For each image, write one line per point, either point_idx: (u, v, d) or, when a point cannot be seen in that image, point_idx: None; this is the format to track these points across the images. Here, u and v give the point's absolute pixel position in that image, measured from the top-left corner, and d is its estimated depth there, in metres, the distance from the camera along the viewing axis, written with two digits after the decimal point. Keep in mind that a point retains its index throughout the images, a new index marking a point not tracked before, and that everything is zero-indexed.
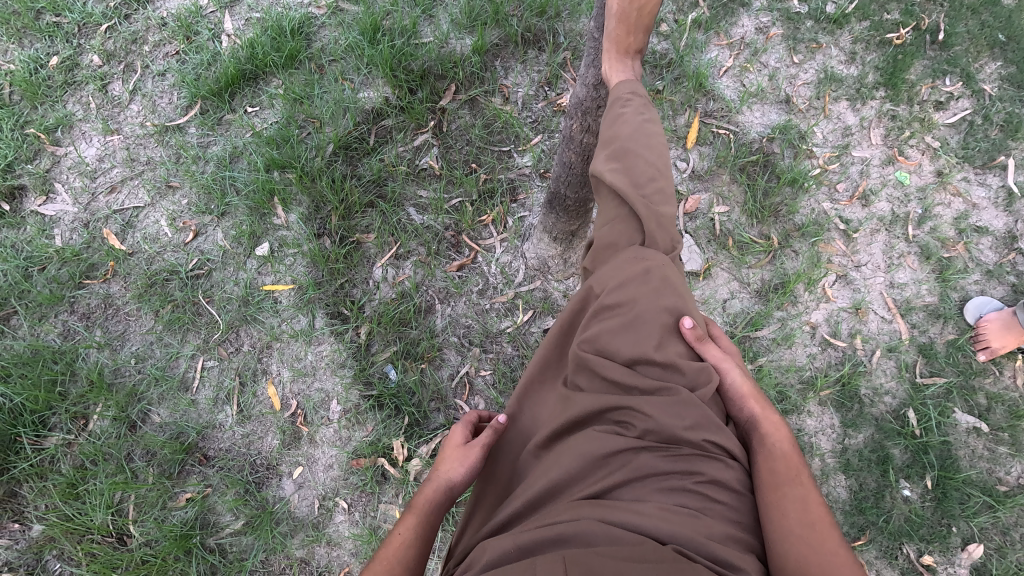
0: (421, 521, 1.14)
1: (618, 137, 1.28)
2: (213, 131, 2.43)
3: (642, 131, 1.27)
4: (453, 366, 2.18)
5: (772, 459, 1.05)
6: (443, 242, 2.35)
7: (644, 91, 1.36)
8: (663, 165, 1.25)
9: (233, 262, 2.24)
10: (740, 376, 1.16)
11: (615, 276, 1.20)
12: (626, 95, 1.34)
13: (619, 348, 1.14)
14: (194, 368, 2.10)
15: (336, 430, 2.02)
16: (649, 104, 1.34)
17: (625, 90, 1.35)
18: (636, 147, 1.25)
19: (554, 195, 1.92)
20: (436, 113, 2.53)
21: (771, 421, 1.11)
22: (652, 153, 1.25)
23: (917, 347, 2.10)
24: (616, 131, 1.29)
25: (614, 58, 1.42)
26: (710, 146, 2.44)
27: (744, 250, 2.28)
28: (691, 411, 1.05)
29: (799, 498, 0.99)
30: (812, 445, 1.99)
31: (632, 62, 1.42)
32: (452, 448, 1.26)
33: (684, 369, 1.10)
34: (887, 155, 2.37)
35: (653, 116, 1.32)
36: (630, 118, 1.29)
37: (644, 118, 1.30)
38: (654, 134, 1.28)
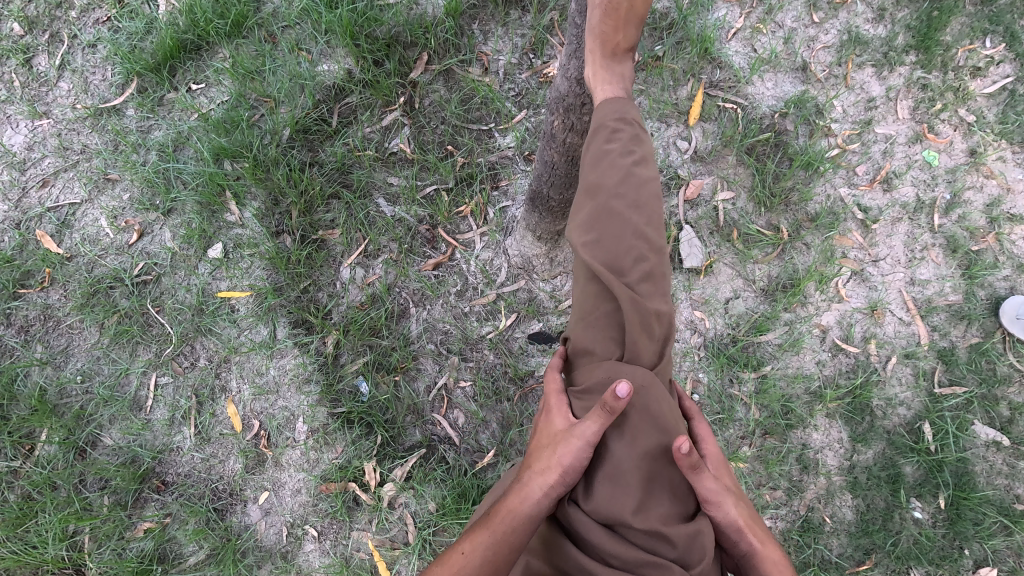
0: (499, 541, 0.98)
1: (601, 197, 1.14)
2: (154, 114, 2.14)
3: (629, 188, 1.12)
4: (429, 377, 2.00)
5: None
6: (417, 237, 2.12)
7: (634, 116, 1.19)
8: (653, 241, 1.11)
9: (184, 266, 2.02)
10: (737, 509, 1.02)
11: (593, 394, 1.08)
12: (612, 123, 1.17)
13: (598, 505, 0.99)
14: (147, 386, 1.93)
15: (303, 453, 1.87)
16: (642, 137, 1.17)
17: (612, 117, 1.18)
18: (620, 213, 1.11)
19: (536, 194, 1.67)
20: (406, 88, 2.24)
21: (769, 558, 1.03)
22: (641, 222, 1.11)
23: (937, 353, 1.91)
24: (601, 184, 1.14)
25: (599, 63, 1.22)
26: (715, 122, 2.16)
27: (749, 243, 2.05)
28: None
29: None
30: (818, 462, 1.84)
31: (619, 70, 1.23)
32: (551, 437, 1.07)
33: (673, 540, 0.95)
34: (915, 131, 2.10)
35: (647, 163, 1.15)
36: (615, 165, 1.13)
37: (632, 161, 1.13)
38: (645, 187, 1.13)
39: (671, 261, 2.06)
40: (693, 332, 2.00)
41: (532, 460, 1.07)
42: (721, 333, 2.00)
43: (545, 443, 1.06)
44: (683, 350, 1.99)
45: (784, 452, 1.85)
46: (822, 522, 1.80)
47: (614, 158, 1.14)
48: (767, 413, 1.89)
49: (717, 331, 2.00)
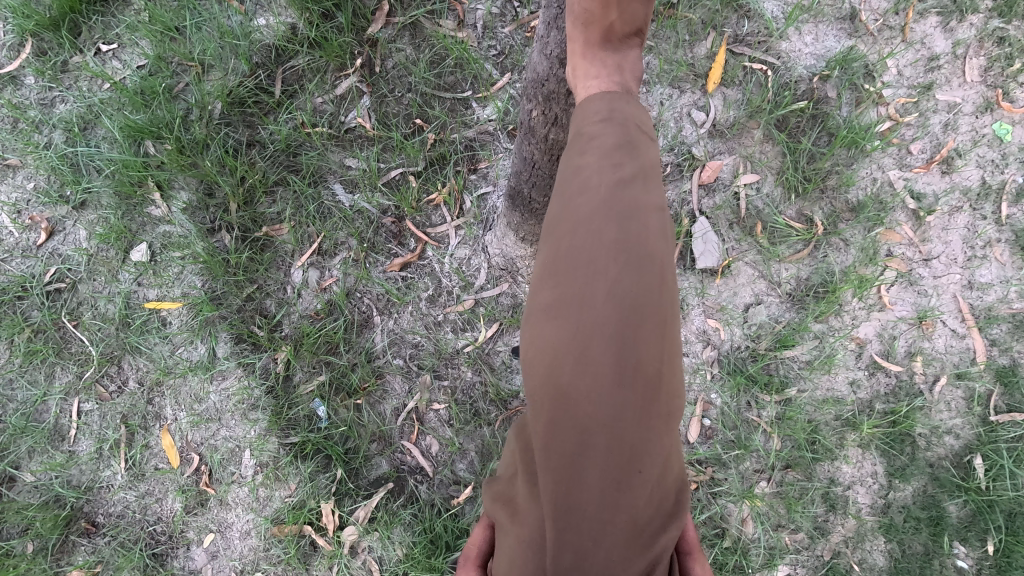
0: None
1: (562, 265, 0.77)
2: (56, 84, 1.76)
3: (609, 250, 0.74)
4: (397, 399, 1.72)
5: None
6: (380, 231, 1.79)
7: (638, 114, 0.85)
8: (646, 347, 0.73)
9: (103, 272, 1.70)
10: None
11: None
12: (591, 127, 0.83)
13: None
14: (68, 414, 1.66)
15: (251, 490, 1.62)
16: (641, 143, 0.81)
17: (597, 118, 0.83)
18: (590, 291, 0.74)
19: (515, 193, 1.34)
20: (364, 46, 1.84)
21: None
22: (625, 311, 0.73)
23: (995, 373, 1.61)
24: (568, 231, 0.78)
25: (579, 54, 0.92)
26: (739, 87, 1.78)
27: (775, 238, 1.72)
28: None
29: None
30: (847, 500, 1.59)
31: (614, 60, 0.92)
32: None
33: None
34: (985, 98, 1.72)
35: (646, 182, 0.78)
36: (593, 206, 0.77)
37: (615, 184, 0.77)
38: (644, 245, 0.74)
39: (681, 261, 1.74)
40: (705, 345, 1.70)
41: None
42: (739, 346, 1.70)
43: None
44: (693, 366, 1.70)
45: (808, 490, 1.60)
46: (849, 569, 1.56)
47: (592, 192, 0.77)
48: (790, 443, 1.62)
49: (734, 343, 1.70)
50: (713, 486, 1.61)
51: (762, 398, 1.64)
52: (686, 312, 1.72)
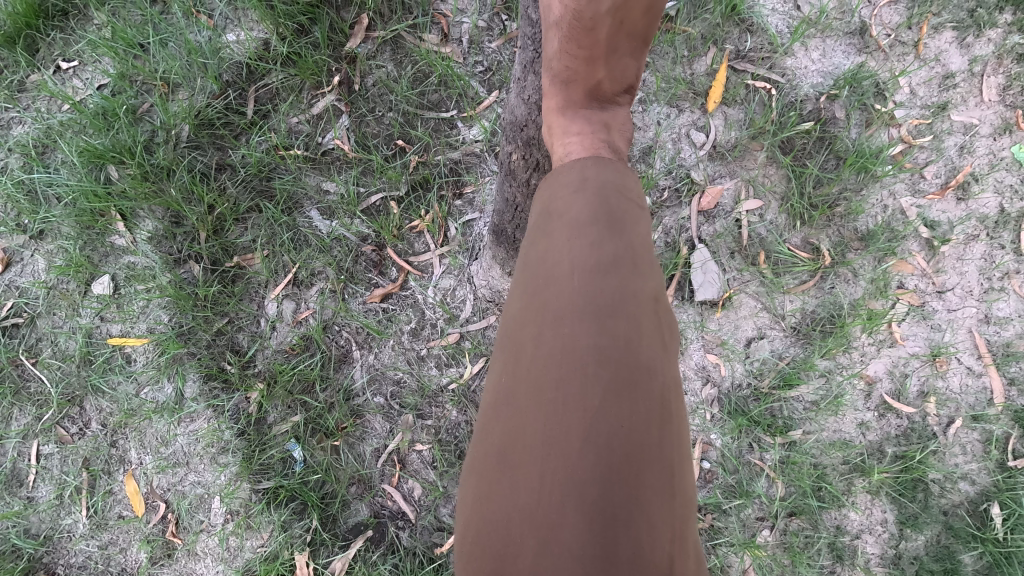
0: None
1: (527, 385, 0.66)
2: (13, 104, 1.66)
3: (584, 374, 0.62)
4: (377, 439, 1.62)
5: None
6: (360, 260, 1.69)
7: (628, 184, 0.77)
8: (639, 483, 0.60)
9: (63, 306, 1.60)
10: None
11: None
12: (563, 203, 0.74)
13: None
14: (27, 457, 1.56)
15: (220, 540, 1.52)
16: (625, 225, 0.71)
17: (571, 189, 0.75)
18: (560, 424, 0.62)
19: (498, 231, 1.24)
20: (342, 63, 1.74)
21: None
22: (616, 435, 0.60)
23: (1014, 414, 1.51)
24: (536, 343, 0.67)
25: (559, 111, 0.87)
26: (741, 107, 1.68)
27: (780, 269, 1.62)
28: None
29: None
30: (855, 550, 1.49)
31: (601, 118, 0.85)
32: None
33: None
34: (1003, 119, 1.61)
35: (635, 276, 0.68)
36: (568, 309, 0.66)
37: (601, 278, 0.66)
38: (629, 368, 0.63)
39: (679, 292, 1.64)
40: (705, 383, 1.60)
41: None
42: (741, 384, 1.60)
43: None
44: (691, 406, 1.60)
45: (813, 539, 1.50)
46: None
47: (566, 292, 0.67)
48: (795, 489, 1.52)
49: (735, 381, 1.60)
50: (712, 535, 1.51)
51: (764, 440, 1.54)
52: (684, 347, 1.62)
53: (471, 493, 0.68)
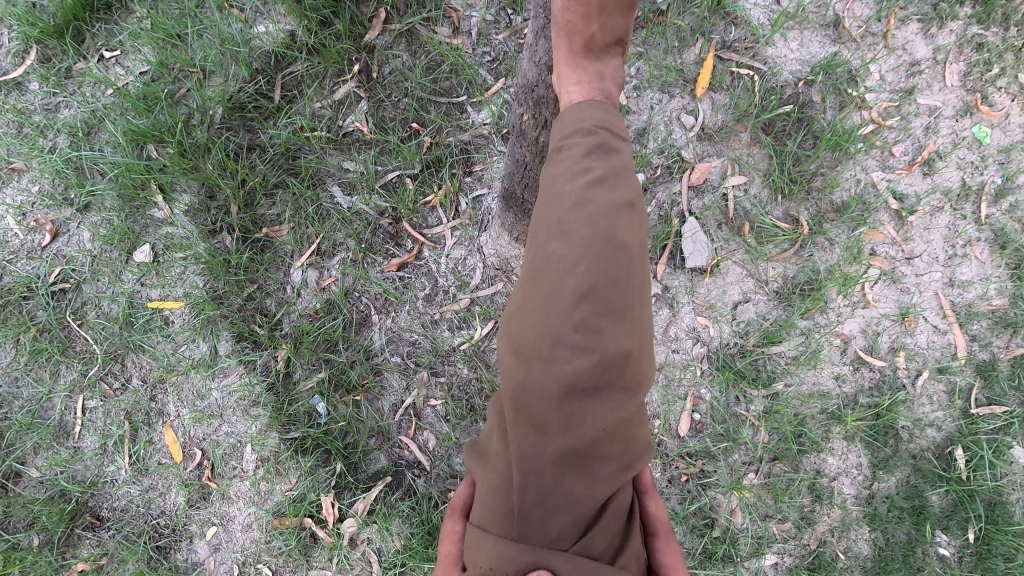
0: None
1: (535, 263, 0.84)
2: (60, 89, 1.80)
3: (576, 251, 0.79)
4: (395, 395, 1.76)
5: None
6: (378, 233, 1.84)
7: (618, 126, 0.91)
8: (614, 326, 0.79)
9: (106, 273, 1.74)
10: None
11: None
12: (566, 140, 0.89)
13: None
14: (74, 411, 1.70)
15: (252, 485, 1.66)
16: (613, 146, 0.87)
17: (571, 129, 0.90)
18: (556, 288, 0.79)
19: (508, 194, 1.39)
20: (361, 52, 1.89)
21: None
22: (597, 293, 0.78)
23: (975, 367, 1.67)
24: (542, 225, 0.84)
25: (564, 62, 0.99)
26: (726, 92, 1.83)
27: (763, 238, 1.77)
28: None
29: None
30: (832, 491, 1.64)
31: (596, 68, 1.00)
32: None
33: None
34: (965, 102, 1.77)
35: (616, 179, 0.83)
36: (566, 206, 0.82)
37: (588, 181, 0.82)
38: (610, 247, 0.79)
39: (671, 260, 1.79)
40: (695, 342, 1.75)
41: None
42: (728, 343, 1.74)
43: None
44: (683, 362, 1.74)
45: (795, 481, 1.64)
46: (834, 557, 1.61)
47: (564, 194, 0.83)
48: (778, 435, 1.67)
49: (723, 341, 1.75)
50: (702, 477, 1.66)
51: (749, 392, 1.69)
52: (676, 310, 1.77)
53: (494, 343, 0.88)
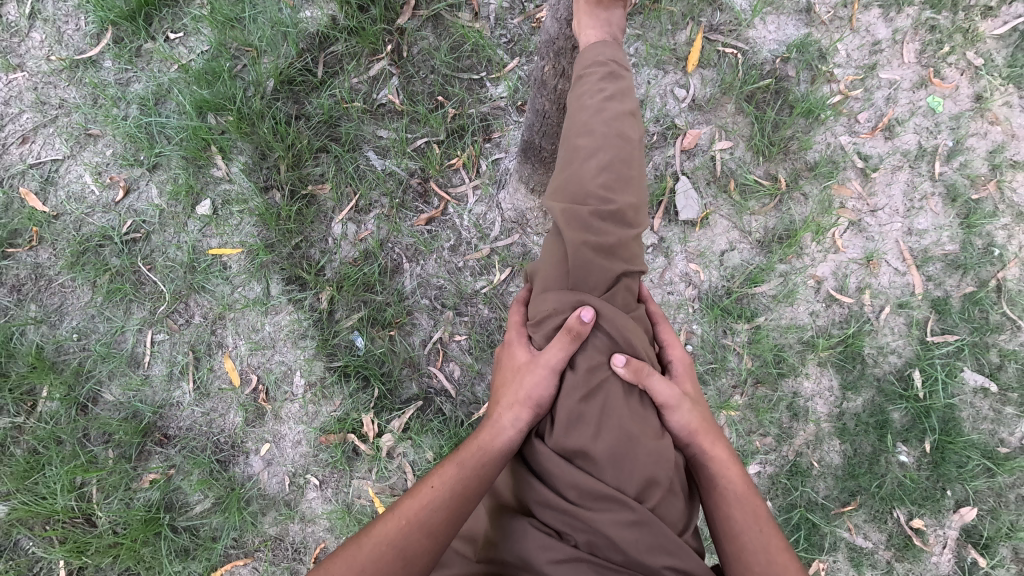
0: (462, 473, 1.02)
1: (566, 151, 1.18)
2: (132, 66, 2.05)
3: (597, 140, 1.14)
4: (424, 332, 2.00)
5: (727, 505, 1.03)
6: (408, 191, 2.08)
7: (623, 61, 1.22)
8: (623, 188, 1.14)
9: (172, 224, 1.98)
10: (691, 417, 1.10)
11: (544, 314, 1.16)
12: (586, 69, 1.20)
13: (564, 436, 1.04)
14: (143, 343, 1.94)
15: (302, 406, 1.90)
16: (620, 75, 1.19)
17: (589, 61, 1.20)
18: (585, 165, 1.14)
19: (528, 144, 1.65)
20: (393, 35, 2.15)
21: (719, 462, 1.07)
22: (612, 165, 1.13)
23: (930, 302, 1.92)
24: (572, 126, 1.18)
25: (583, 11, 1.22)
26: (714, 68, 2.09)
27: (746, 194, 2.02)
28: (644, 533, 0.95)
29: (760, 542, 0.99)
30: (808, 410, 1.88)
31: (604, 16, 1.21)
32: (515, 372, 1.15)
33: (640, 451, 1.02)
34: (920, 76, 2.03)
35: (623, 97, 1.18)
36: (588, 112, 1.16)
37: (604, 97, 1.16)
38: (619, 138, 1.14)
39: (666, 213, 2.04)
40: (687, 285, 2.00)
41: (498, 396, 1.16)
42: (716, 285, 1.99)
43: (510, 377, 1.16)
44: (678, 302, 1.99)
45: (775, 400, 1.89)
46: (810, 466, 1.86)
47: (588, 105, 1.16)
48: (760, 362, 1.91)
49: (712, 284, 2.00)
50: None
51: (735, 326, 1.94)
52: (671, 257, 2.01)
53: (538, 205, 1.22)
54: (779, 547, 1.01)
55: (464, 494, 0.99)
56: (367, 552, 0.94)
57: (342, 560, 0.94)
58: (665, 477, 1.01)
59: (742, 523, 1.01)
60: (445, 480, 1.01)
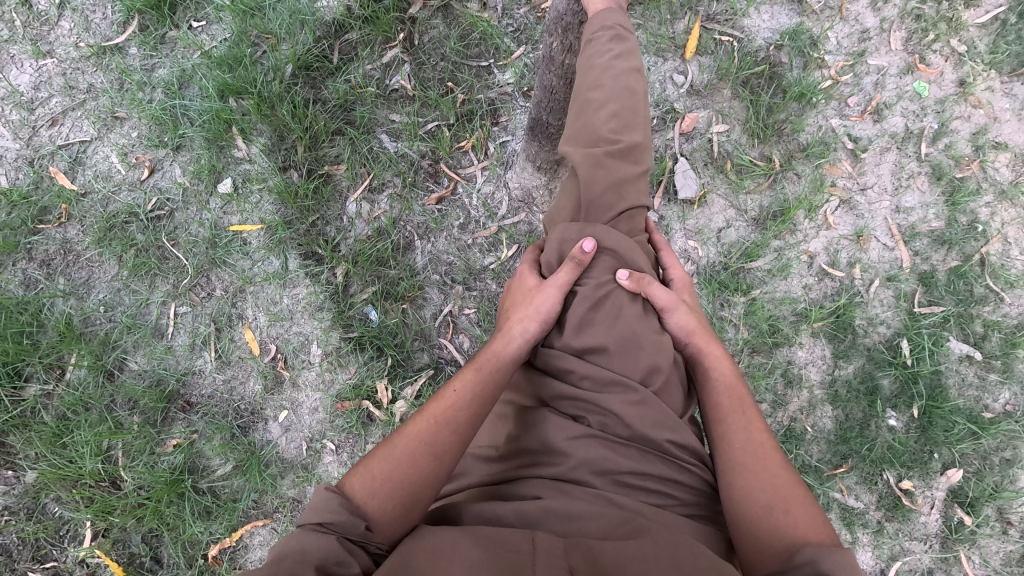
0: (482, 379, 1.15)
1: (580, 105, 1.39)
2: (157, 52, 2.16)
3: (606, 93, 1.35)
4: (435, 305, 2.09)
5: (717, 392, 1.17)
6: (420, 172, 2.17)
7: (627, 26, 1.42)
8: (629, 132, 1.35)
9: (195, 201, 2.08)
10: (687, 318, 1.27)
11: (560, 241, 1.34)
12: (595, 34, 1.40)
13: (577, 335, 1.22)
14: (167, 315, 2.03)
15: (319, 374, 1.99)
16: (625, 37, 1.40)
17: (598, 27, 1.40)
18: (596, 114, 1.35)
19: (536, 121, 1.83)
20: (406, 24, 2.25)
21: (713, 354, 1.24)
22: (619, 113, 1.34)
23: (918, 276, 2.01)
24: (585, 83, 1.39)
25: None
26: (711, 56, 2.20)
27: (742, 173, 2.12)
28: (647, 409, 1.12)
29: (744, 426, 1.11)
30: (801, 377, 1.97)
31: None
32: (525, 297, 1.31)
33: (643, 344, 1.19)
34: (906, 63, 2.14)
35: (629, 57, 1.39)
36: (599, 70, 1.37)
37: (612, 57, 1.37)
38: (624, 91, 1.36)
39: (666, 192, 2.14)
40: (686, 261, 2.09)
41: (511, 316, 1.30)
42: (714, 261, 2.09)
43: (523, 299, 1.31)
44: None
45: (770, 368, 1.98)
46: (804, 431, 1.94)
47: (598, 65, 1.37)
48: (756, 332, 2.01)
49: (710, 259, 2.09)
50: None
51: (731, 299, 2.03)
52: (670, 234, 2.11)
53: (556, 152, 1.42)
54: (761, 431, 1.11)
55: (482, 398, 1.13)
56: (400, 448, 1.04)
57: (377, 459, 1.03)
58: (665, 364, 1.18)
59: (730, 418, 1.12)
60: (465, 384, 1.13)
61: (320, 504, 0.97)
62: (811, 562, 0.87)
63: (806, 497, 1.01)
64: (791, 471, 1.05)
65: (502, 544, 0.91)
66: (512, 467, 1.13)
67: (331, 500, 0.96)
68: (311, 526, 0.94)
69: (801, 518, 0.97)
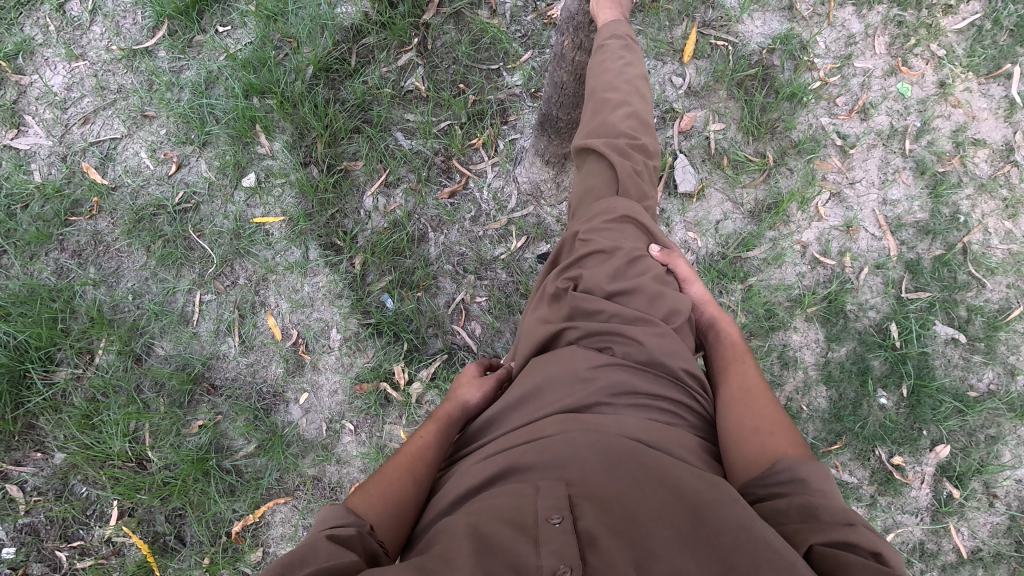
0: (441, 427, 1.28)
1: (596, 103, 1.55)
2: (184, 55, 2.28)
3: (618, 93, 1.52)
4: (448, 294, 2.19)
5: (723, 346, 1.35)
6: (433, 168, 2.29)
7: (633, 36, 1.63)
8: (641, 127, 1.50)
9: (220, 195, 2.19)
10: (700, 291, 1.46)
11: (596, 212, 1.43)
12: (607, 43, 1.60)
13: (604, 282, 1.32)
14: (193, 303, 2.13)
15: (338, 357, 2.09)
16: (632, 47, 1.60)
17: (609, 34, 1.60)
18: (611, 110, 1.51)
19: (545, 117, 1.97)
20: (419, 29, 2.39)
21: (724, 319, 1.41)
22: (632, 109, 1.50)
23: (904, 264, 2.14)
24: (598, 84, 1.57)
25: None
26: (707, 59, 2.33)
27: (738, 169, 2.25)
28: (666, 339, 1.23)
29: (743, 372, 1.27)
30: (797, 359, 2.08)
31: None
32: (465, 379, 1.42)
33: (669, 295, 1.31)
34: (890, 65, 2.29)
35: (636, 62, 1.58)
36: (612, 75, 1.55)
37: (624, 61, 1.56)
38: (635, 91, 1.53)
39: (666, 187, 2.26)
40: (686, 250, 2.20)
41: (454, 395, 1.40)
42: (712, 250, 2.20)
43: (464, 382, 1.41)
44: None
45: (766, 351, 2.09)
46: (800, 410, 2.05)
47: (611, 70, 1.56)
48: (753, 317, 2.12)
49: (709, 249, 2.20)
50: None
51: (729, 286, 2.14)
52: (671, 226, 2.23)
53: (575, 146, 1.56)
54: (756, 377, 1.26)
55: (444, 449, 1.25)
56: (390, 473, 1.14)
57: (373, 484, 1.13)
58: (684, 307, 1.31)
59: (732, 367, 1.29)
60: (429, 433, 1.25)
61: (327, 515, 1.05)
62: (788, 469, 0.99)
63: (789, 426, 1.13)
64: (779, 408, 1.17)
65: (512, 493, 0.99)
66: (529, 409, 1.21)
67: (337, 509, 1.05)
68: (320, 528, 1.01)
69: (783, 439, 1.09)
